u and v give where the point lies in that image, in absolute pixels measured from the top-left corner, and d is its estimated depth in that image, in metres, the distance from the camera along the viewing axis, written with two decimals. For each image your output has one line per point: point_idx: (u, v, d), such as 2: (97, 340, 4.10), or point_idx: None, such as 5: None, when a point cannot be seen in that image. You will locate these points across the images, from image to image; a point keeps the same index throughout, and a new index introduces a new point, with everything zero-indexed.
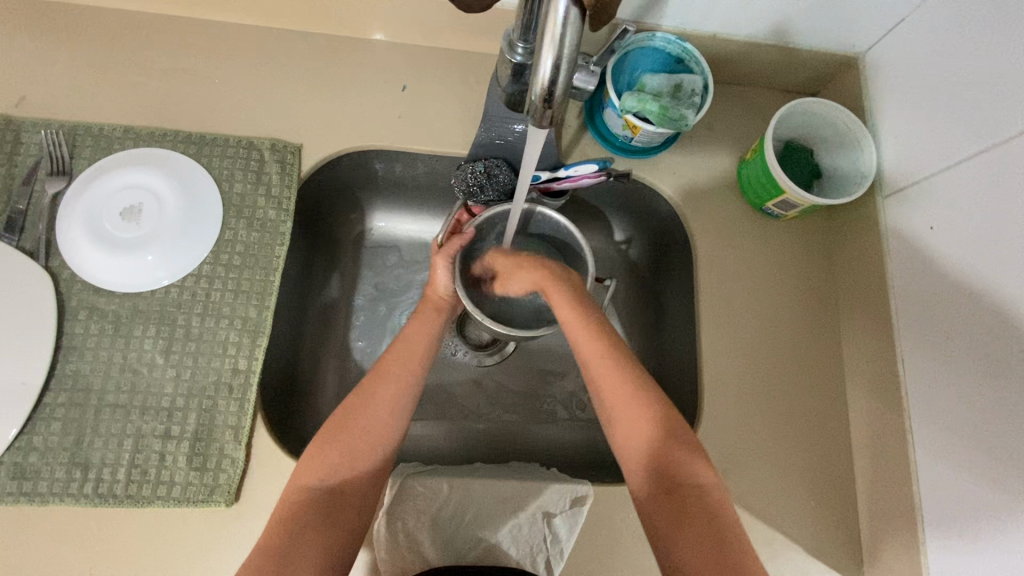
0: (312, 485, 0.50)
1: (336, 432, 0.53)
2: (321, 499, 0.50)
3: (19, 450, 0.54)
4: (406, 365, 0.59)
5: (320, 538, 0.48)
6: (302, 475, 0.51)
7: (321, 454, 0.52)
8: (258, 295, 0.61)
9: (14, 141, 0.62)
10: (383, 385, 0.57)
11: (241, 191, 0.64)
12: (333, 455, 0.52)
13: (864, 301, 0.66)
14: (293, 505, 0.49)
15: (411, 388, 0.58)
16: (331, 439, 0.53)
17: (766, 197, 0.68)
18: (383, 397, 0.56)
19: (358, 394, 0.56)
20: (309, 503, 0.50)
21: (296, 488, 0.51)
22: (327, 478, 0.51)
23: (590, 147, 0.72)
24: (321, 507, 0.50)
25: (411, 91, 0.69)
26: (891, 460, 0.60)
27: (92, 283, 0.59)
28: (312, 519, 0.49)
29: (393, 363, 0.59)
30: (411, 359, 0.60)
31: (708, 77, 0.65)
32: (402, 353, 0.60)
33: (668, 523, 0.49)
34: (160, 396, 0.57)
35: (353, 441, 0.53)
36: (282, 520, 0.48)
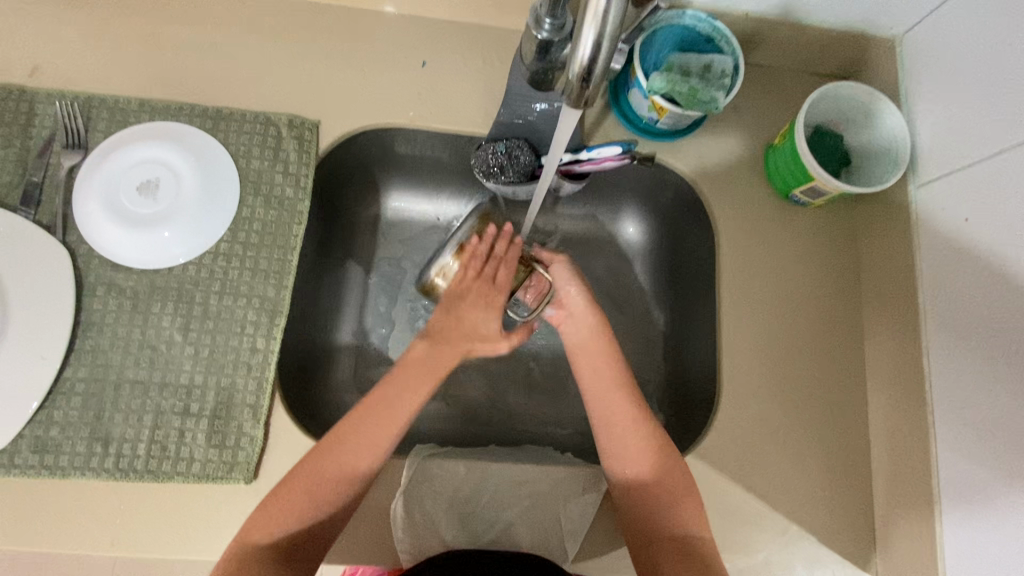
0: (260, 542, 0.49)
1: (296, 491, 0.51)
2: (264, 555, 0.48)
3: (40, 423, 0.54)
4: (380, 434, 0.54)
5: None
6: (252, 530, 0.50)
7: (272, 516, 0.50)
8: (275, 275, 0.61)
9: (29, 112, 0.61)
10: (352, 449, 0.53)
11: (258, 167, 0.63)
12: (287, 514, 0.50)
13: (889, 291, 0.65)
14: (234, 563, 0.48)
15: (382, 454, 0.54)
16: (281, 502, 0.51)
17: (794, 184, 0.66)
18: (354, 468, 0.53)
19: (321, 450, 0.53)
20: (249, 564, 0.48)
21: (242, 544, 0.49)
22: (273, 535, 0.49)
23: (614, 128, 0.70)
24: (260, 569, 0.48)
25: (431, 67, 0.67)
26: (911, 455, 0.59)
27: (110, 258, 0.59)
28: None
29: (361, 424, 0.54)
30: (385, 433, 0.54)
31: (739, 58, 0.62)
32: (375, 412, 0.55)
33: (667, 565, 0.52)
34: (178, 373, 0.57)
35: (308, 507, 0.51)
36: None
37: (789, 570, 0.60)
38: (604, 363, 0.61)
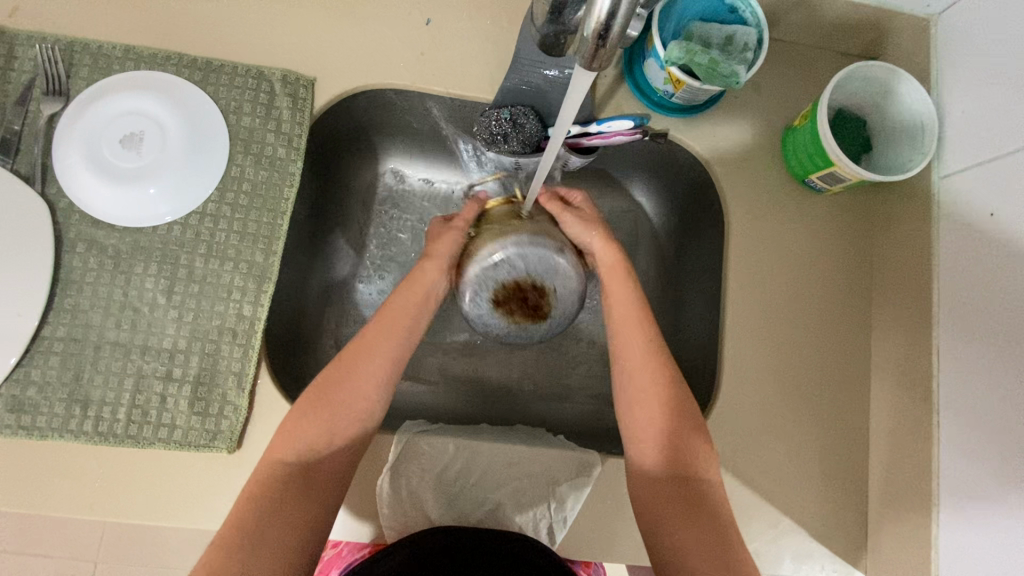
0: (287, 459, 0.47)
1: (318, 401, 0.50)
2: (295, 472, 0.47)
3: (17, 382, 0.53)
4: (393, 340, 0.54)
5: (292, 512, 0.45)
6: (275, 449, 0.48)
7: (302, 425, 0.49)
8: (265, 239, 0.58)
9: (8, 54, 0.57)
10: (368, 359, 0.53)
11: (249, 125, 0.59)
12: (308, 427, 0.49)
13: (902, 285, 0.62)
14: (266, 476, 0.46)
15: (400, 356, 0.55)
16: (313, 407, 0.50)
17: (811, 169, 0.63)
18: (373, 365, 0.53)
19: (339, 363, 0.53)
20: (286, 477, 0.46)
21: (273, 458, 0.47)
22: (301, 450, 0.48)
23: (626, 101, 0.67)
24: (297, 481, 0.47)
25: (435, 26, 0.63)
26: (912, 454, 0.58)
27: (91, 214, 0.56)
28: (286, 499, 0.45)
29: (375, 338, 0.54)
30: (398, 334, 0.55)
31: (763, 30, 0.58)
32: (386, 326, 0.55)
33: (667, 519, 0.48)
34: (161, 337, 0.55)
35: (342, 411, 0.50)
36: (254, 497, 0.45)
37: (778, 562, 0.60)
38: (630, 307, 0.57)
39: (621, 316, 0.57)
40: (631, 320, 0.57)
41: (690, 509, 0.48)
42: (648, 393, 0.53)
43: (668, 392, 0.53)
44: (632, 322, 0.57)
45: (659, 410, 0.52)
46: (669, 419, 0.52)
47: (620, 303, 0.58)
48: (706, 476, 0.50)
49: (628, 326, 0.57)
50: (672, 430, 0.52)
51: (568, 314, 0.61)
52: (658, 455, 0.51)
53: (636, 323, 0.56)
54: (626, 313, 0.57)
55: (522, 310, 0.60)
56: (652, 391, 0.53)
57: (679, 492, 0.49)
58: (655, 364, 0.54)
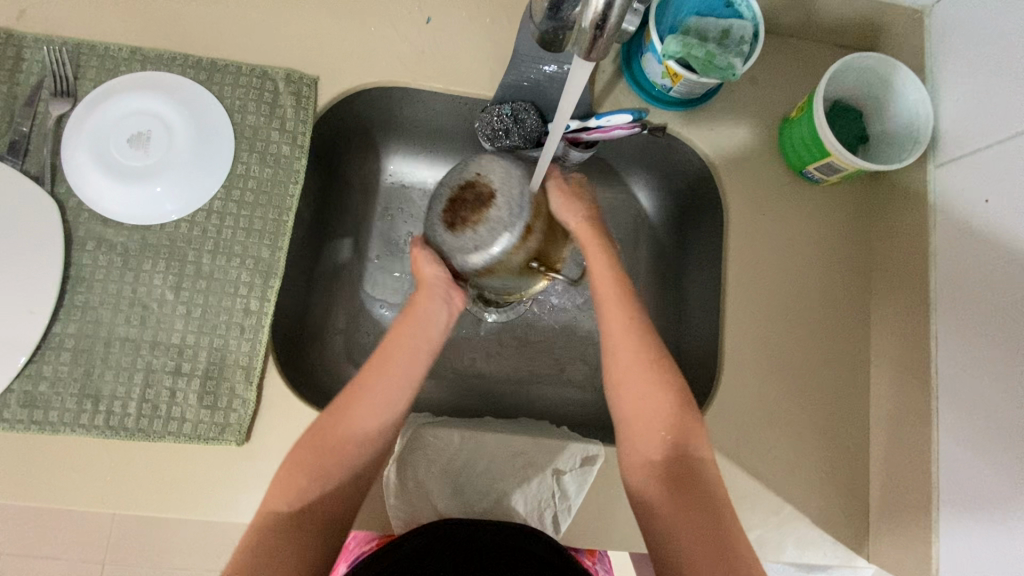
0: (281, 510, 0.48)
1: (312, 451, 0.50)
2: (289, 523, 0.47)
3: (29, 377, 0.54)
4: (394, 381, 0.53)
5: (286, 563, 0.45)
6: (270, 499, 0.48)
7: (289, 477, 0.49)
8: (270, 236, 0.59)
9: (16, 57, 0.58)
10: (365, 402, 0.52)
11: (254, 123, 0.60)
12: (303, 477, 0.49)
13: (900, 273, 0.63)
14: (260, 528, 0.47)
15: (395, 402, 0.53)
16: (299, 462, 0.50)
17: (808, 160, 0.64)
18: (363, 420, 0.51)
19: (334, 408, 0.52)
20: (280, 529, 0.47)
21: (267, 510, 0.48)
22: (294, 501, 0.48)
23: (624, 96, 0.67)
24: (292, 530, 0.47)
25: (436, 24, 0.64)
26: (911, 440, 0.59)
27: (100, 212, 0.57)
28: (278, 550, 0.46)
29: (375, 381, 0.53)
30: (398, 376, 0.53)
31: (760, 22, 0.59)
32: (387, 368, 0.53)
33: (655, 498, 0.49)
34: (170, 332, 0.56)
35: (329, 464, 0.49)
36: (251, 545, 0.46)
37: (780, 549, 0.60)
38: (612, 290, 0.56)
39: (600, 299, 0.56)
40: (611, 303, 0.56)
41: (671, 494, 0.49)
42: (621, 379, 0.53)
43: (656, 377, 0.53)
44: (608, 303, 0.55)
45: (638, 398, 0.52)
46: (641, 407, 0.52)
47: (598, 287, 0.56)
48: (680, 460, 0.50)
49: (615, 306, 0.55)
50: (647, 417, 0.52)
51: (519, 199, 0.52)
52: (647, 438, 0.51)
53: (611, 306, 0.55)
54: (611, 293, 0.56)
55: (470, 207, 0.52)
56: (632, 375, 0.53)
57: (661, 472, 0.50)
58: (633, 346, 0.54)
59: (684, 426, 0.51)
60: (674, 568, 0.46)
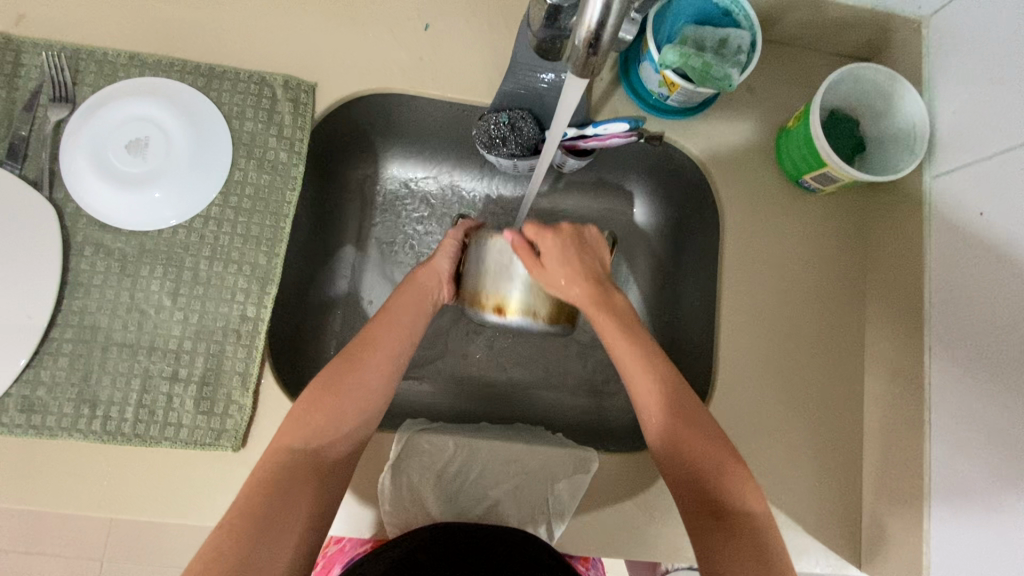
0: (295, 446, 0.48)
1: (324, 393, 0.51)
2: (304, 457, 0.48)
3: (27, 383, 0.54)
4: (397, 338, 0.56)
5: (298, 499, 0.46)
6: (283, 434, 0.49)
7: (308, 415, 0.50)
8: (267, 242, 0.59)
9: (15, 62, 0.58)
10: (374, 352, 0.54)
11: (251, 130, 0.61)
12: (316, 415, 0.50)
13: (895, 283, 0.63)
14: (276, 461, 0.47)
15: (400, 358, 0.56)
16: (317, 399, 0.50)
17: (805, 170, 0.64)
18: (373, 370, 0.54)
19: (343, 358, 0.54)
20: (294, 462, 0.47)
21: (282, 443, 0.48)
22: (310, 438, 0.49)
23: (622, 103, 0.67)
24: (306, 467, 0.48)
25: (434, 31, 0.64)
26: (903, 449, 0.59)
27: (98, 218, 0.57)
28: (292, 484, 0.46)
29: (381, 334, 0.55)
30: (400, 333, 0.56)
31: (757, 33, 0.59)
32: (390, 325, 0.56)
33: (701, 534, 0.49)
34: (167, 338, 0.56)
35: (346, 406, 0.51)
36: (265, 477, 0.46)
37: None
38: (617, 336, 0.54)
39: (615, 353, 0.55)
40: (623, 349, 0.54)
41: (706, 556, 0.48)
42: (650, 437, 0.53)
43: (678, 412, 0.51)
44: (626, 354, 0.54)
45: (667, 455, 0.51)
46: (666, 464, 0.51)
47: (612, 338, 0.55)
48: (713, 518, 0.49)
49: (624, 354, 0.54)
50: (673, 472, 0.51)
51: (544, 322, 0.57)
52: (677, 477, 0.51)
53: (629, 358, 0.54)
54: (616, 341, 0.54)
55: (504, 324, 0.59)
56: (665, 431, 0.51)
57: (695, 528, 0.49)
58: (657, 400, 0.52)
59: (713, 452, 0.50)
60: None
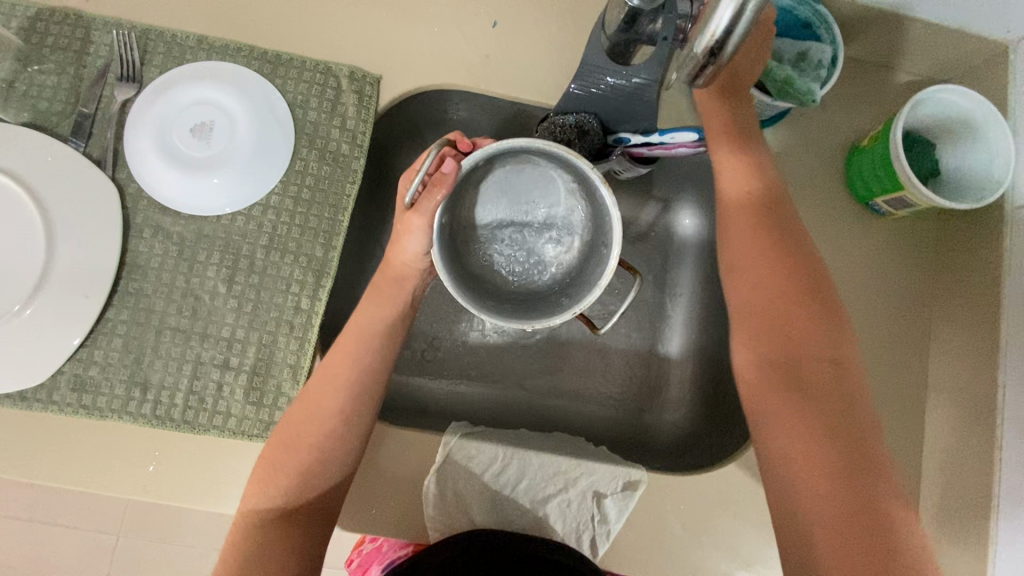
0: (259, 509, 0.48)
1: (275, 447, 0.50)
2: (269, 520, 0.48)
3: (80, 362, 0.54)
4: (353, 367, 0.52)
5: (264, 562, 0.46)
6: (248, 499, 0.49)
7: (266, 472, 0.49)
8: (325, 234, 0.58)
9: (85, 39, 0.58)
10: (328, 388, 0.51)
11: (314, 120, 0.60)
12: (278, 473, 0.49)
13: (966, 315, 0.61)
14: (244, 528, 0.48)
15: (361, 392, 0.51)
16: (276, 455, 0.50)
17: (878, 191, 0.62)
18: (331, 405, 0.51)
19: (300, 402, 0.52)
20: (263, 527, 0.47)
21: (247, 508, 0.49)
22: (274, 499, 0.48)
23: (688, 113, 0.66)
24: (273, 526, 0.48)
25: (502, 28, 0.63)
26: (971, 487, 0.57)
27: (159, 201, 0.57)
28: (260, 547, 0.46)
29: (334, 364, 0.52)
30: (358, 361, 0.52)
31: (839, 49, 0.57)
32: (342, 351, 0.52)
33: (778, 428, 0.48)
34: (220, 326, 0.56)
35: (308, 449, 0.50)
36: (235, 546, 0.47)
37: None
38: (747, 205, 0.55)
39: (766, 291, 0.52)
40: (744, 225, 0.55)
41: (866, 537, 0.42)
42: (797, 392, 0.48)
43: (800, 301, 0.51)
44: (810, 304, 0.51)
45: (816, 380, 0.48)
46: (816, 423, 0.46)
47: (797, 288, 0.52)
48: (888, 499, 0.44)
49: (739, 217, 0.55)
50: (842, 434, 0.46)
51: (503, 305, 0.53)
52: (774, 347, 0.50)
53: (776, 268, 0.52)
54: (743, 213, 0.55)
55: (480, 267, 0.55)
56: (793, 307, 0.51)
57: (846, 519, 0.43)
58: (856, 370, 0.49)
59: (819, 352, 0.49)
60: (799, 515, 0.45)
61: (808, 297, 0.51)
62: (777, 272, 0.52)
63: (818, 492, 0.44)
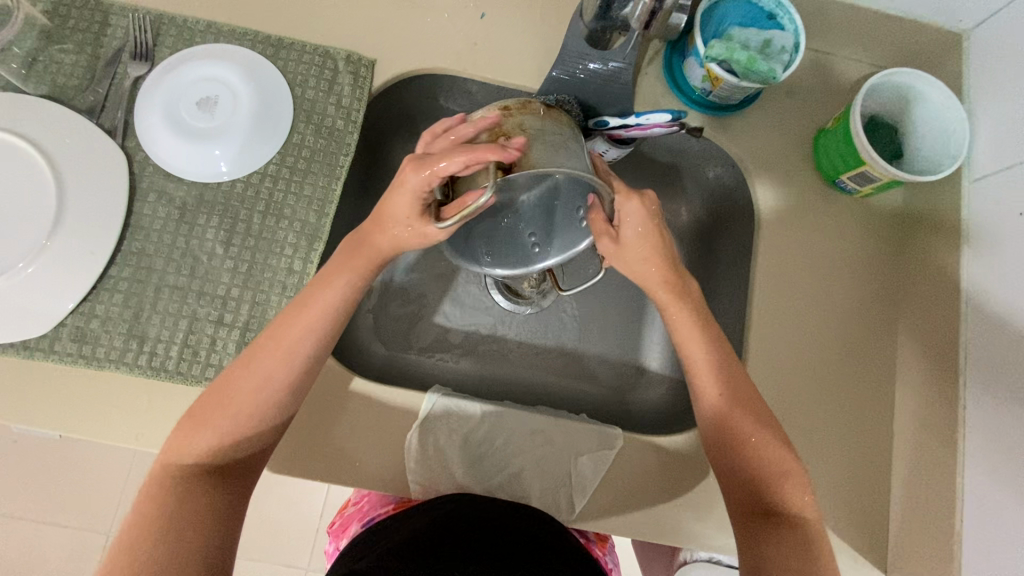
0: (182, 461, 0.48)
1: (209, 405, 0.50)
2: (192, 473, 0.48)
3: (82, 315, 0.57)
4: (307, 337, 0.52)
5: (182, 514, 0.46)
6: (170, 451, 0.49)
7: (196, 424, 0.49)
8: (319, 202, 0.62)
9: (103, 22, 0.63)
10: (275, 355, 0.51)
11: (312, 97, 0.64)
12: (206, 427, 0.49)
13: (930, 286, 0.64)
14: (163, 478, 0.47)
15: (310, 361, 0.52)
16: (207, 411, 0.50)
17: (842, 169, 0.65)
18: (279, 376, 0.51)
19: (243, 361, 0.52)
20: (183, 478, 0.48)
21: (169, 458, 0.48)
22: (199, 453, 0.49)
23: (664, 98, 0.70)
24: (195, 479, 0.48)
25: (489, 19, 0.68)
26: (936, 447, 0.59)
27: (164, 168, 0.61)
28: (178, 499, 0.46)
29: (288, 330, 0.52)
30: (309, 332, 0.52)
31: (800, 34, 0.62)
32: (300, 316, 0.52)
33: (739, 499, 0.53)
34: (216, 284, 0.59)
35: (241, 409, 0.50)
36: (150, 498, 0.46)
37: None
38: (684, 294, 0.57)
39: (708, 370, 0.55)
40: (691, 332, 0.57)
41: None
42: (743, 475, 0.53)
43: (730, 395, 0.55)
44: (739, 396, 0.55)
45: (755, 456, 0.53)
46: (759, 504, 0.52)
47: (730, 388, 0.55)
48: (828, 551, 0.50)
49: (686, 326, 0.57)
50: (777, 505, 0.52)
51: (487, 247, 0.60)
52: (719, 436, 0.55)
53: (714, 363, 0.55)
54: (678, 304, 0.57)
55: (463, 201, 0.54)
56: (722, 406, 0.54)
57: (750, 515, 0.52)
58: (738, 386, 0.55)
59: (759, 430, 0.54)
60: None
61: (735, 379, 0.55)
62: (711, 371, 0.55)
63: (781, 559, 0.49)
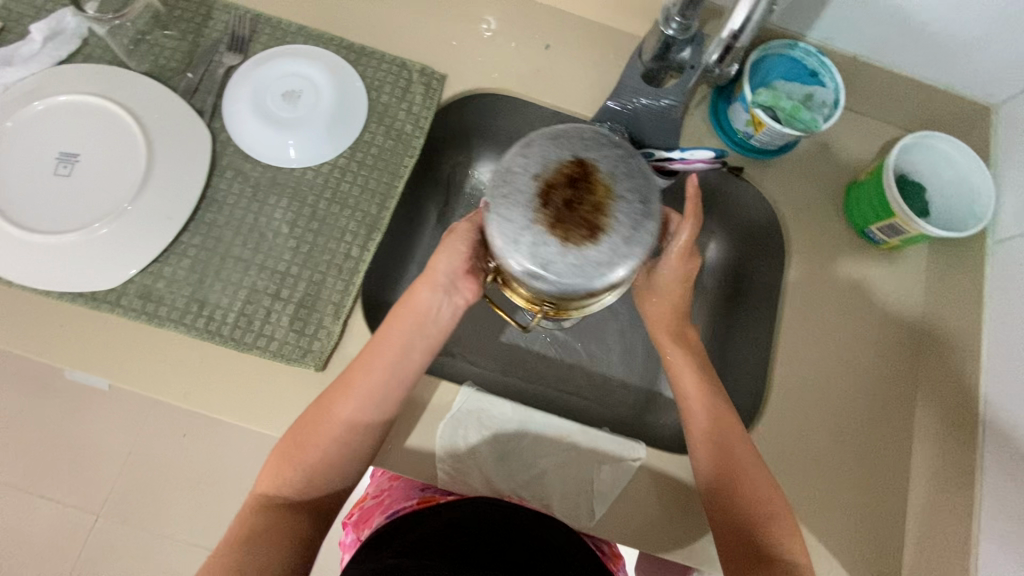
0: (271, 495, 0.54)
1: (291, 447, 0.53)
2: (281, 506, 0.53)
3: (150, 274, 0.60)
4: (373, 378, 0.53)
5: (272, 543, 0.51)
6: (261, 484, 0.54)
7: (280, 461, 0.54)
8: (381, 196, 0.66)
9: (206, 16, 0.69)
10: (343, 397, 0.53)
11: (386, 102, 0.69)
12: (290, 469, 0.53)
13: (952, 338, 0.67)
14: (256, 509, 0.53)
15: (379, 401, 0.53)
16: (285, 453, 0.53)
17: (872, 220, 0.69)
18: (344, 416, 0.53)
19: (317, 406, 0.54)
20: (273, 510, 0.53)
21: (261, 490, 0.54)
22: (287, 490, 0.54)
23: (708, 138, 0.75)
24: (283, 512, 0.53)
25: (553, 50, 0.74)
26: (955, 494, 0.60)
27: (244, 150, 0.65)
28: (268, 531, 0.52)
29: (354, 374, 0.54)
30: (375, 378, 0.53)
31: (841, 92, 0.67)
32: (366, 363, 0.54)
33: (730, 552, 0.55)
34: (278, 260, 0.62)
35: (316, 450, 0.53)
36: (243, 525, 0.52)
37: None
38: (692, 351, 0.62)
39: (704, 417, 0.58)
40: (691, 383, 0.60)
41: None
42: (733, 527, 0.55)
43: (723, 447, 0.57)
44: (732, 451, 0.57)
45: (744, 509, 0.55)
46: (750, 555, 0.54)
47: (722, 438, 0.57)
48: None
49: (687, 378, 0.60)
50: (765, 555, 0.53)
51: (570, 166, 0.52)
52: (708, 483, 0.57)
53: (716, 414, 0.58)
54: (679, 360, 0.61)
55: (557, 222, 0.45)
56: (712, 452, 0.57)
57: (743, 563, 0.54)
58: (715, 410, 0.58)
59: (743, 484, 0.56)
60: None
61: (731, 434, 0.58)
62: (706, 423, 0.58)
63: None
